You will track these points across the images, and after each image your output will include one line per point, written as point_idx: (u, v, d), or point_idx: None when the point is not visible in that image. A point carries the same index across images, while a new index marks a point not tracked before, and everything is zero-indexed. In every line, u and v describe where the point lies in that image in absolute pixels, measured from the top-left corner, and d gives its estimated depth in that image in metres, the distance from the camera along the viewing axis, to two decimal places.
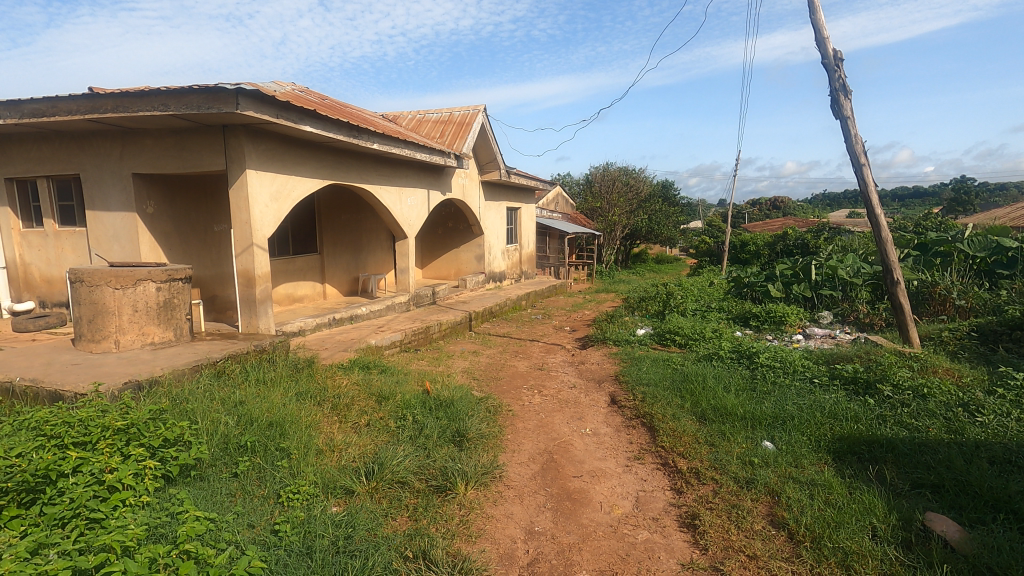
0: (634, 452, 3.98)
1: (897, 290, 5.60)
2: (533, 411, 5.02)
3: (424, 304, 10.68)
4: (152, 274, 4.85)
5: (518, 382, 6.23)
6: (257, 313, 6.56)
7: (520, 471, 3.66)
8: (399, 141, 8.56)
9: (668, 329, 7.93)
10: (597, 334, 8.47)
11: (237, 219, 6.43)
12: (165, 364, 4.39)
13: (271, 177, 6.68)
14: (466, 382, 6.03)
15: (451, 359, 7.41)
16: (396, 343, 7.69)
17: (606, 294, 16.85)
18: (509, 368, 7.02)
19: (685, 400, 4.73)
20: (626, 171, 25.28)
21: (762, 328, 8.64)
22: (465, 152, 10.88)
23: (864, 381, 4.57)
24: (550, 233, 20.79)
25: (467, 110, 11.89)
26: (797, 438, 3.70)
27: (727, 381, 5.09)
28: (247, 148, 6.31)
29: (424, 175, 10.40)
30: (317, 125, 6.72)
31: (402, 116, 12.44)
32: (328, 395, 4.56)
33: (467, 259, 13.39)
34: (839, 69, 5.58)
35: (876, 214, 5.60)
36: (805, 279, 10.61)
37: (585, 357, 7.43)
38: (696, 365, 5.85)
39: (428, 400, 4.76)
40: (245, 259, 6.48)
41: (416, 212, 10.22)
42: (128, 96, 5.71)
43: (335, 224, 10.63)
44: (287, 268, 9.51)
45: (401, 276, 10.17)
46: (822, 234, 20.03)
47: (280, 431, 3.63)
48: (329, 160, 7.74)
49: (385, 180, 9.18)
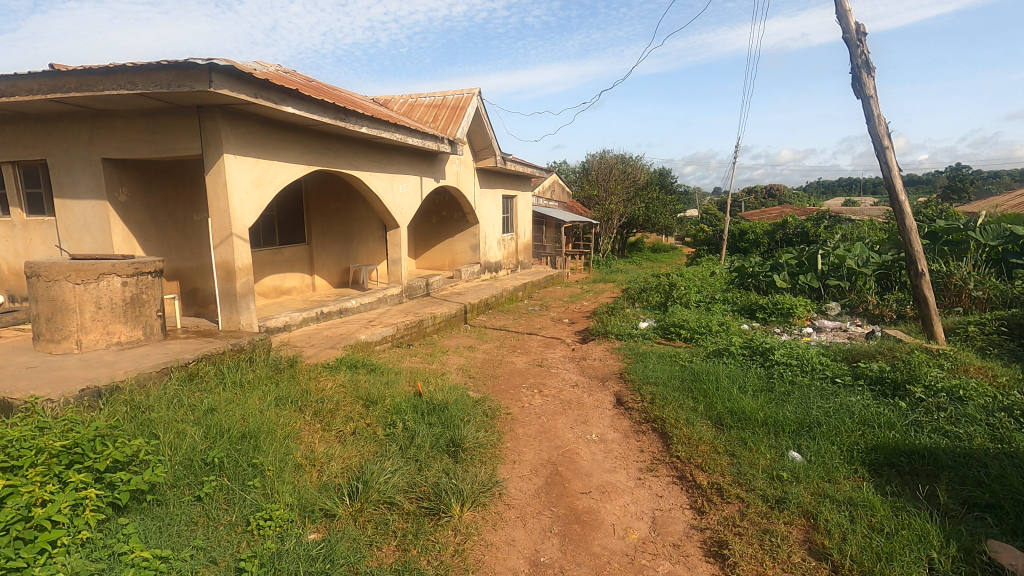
0: (647, 463, 3.63)
1: (922, 282, 5.25)
2: (533, 414, 4.65)
3: (418, 296, 10.30)
4: (117, 267, 4.42)
5: (517, 380, 5.87)
6: (237, 308, 6.13)
7: (523, 486, 3.31)
8: (389, 124, 8.10)
9: (672, 322, 7.58)
10: (598, 328, 8.12)
11: (215, 207, 5.99)
12: (130, 367, 4.00)
13: (251, 163, 6.23)
14: (462, 382, 5.66)
15: (446, 355, 7.04)
16: (388, 339, 7.32)
17: (603, 284, 16.50)
18: (507, 364, 6.65)
19: (699, 403, 4.37)
20: (624, 159, 24.82)
21: (770, 321, 8.31)
22: (459, 138, 10.42)
23: (892, 382, 4.21)
24: (547, 222, 20.38)
25: (461, 94, 11.42)
26: (827, 448, 3.35)
27: (742, 381, 4.74)
28: (224, 131, 5.85)
29: (417, 161, 9.95)
30: (300, 106, 6.26)
31: (393, 101, 11.95)
32: (310, 399, 4.18)
33: (462, 249, 12.97)
34: (863, 45, 5.18)
35: (899, 201, 5.23)
36: (811, 268, 10.28)
37: (587, 353, 7.07)
38: (706, 363, 5.50)
39: (420, 404, 4.38)
40: (224, 251, 6.05)
41: (408, 201, 9.78)
42: (92, 73, 5.24)
43: (324, 213, 10.19)
44: (273, 258, 9.10)
45: (393, 267, 9.73)
46: (822, 223, 19.74)
47: (255, 445, 3.25)
48: (315, 144, 7.29)
49: (375, 166, 8.74)
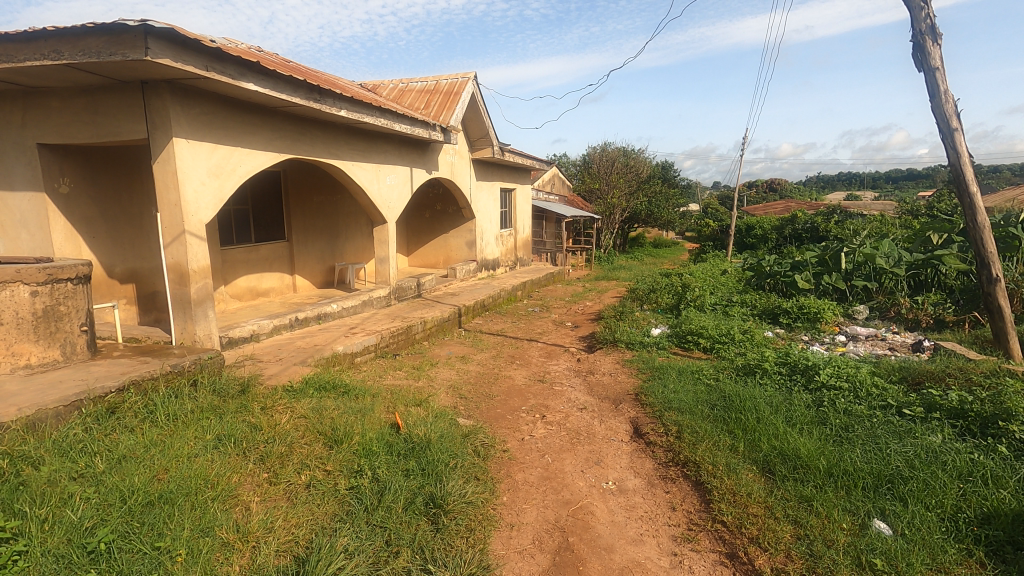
0: (683, 529, 2.83)
1: (996, 289, 4.47)
2: (535, 450, 3.83)
3: (408, 298, 9.47)
4: (23, 274, 3.58)
5: (516, 402, 5.08)
6: (193, 317, 5.29)
7: (524, 571, 2.51)
8: (372, 107, 7.23)
9: (689, 330, 6.78)
10: (606, 335, 7.33)
11: (165, 200, 5.15)
12: (28, 401, 3.17)
13: (208, 149, 5.38)
14: (451, 406, 4.84)
15: (435, 368, 6.23)
16: (370, 350, 6.51)
17: (607, 283, 15.70)
18: (504, 380, 5.85)
19: (739, 441, 3.57)
20: (626, 151, 24.02)
21: (795, 327, 7.52)
22: (453, 125, 9.56)
23: (980, 418, 3.39)
24: (548, 217, 19.56)
25: (455, 78, 10.56)
26: (924, 517, 2.55)
27: (787, 411, 3.92)
28: (174, 110, 5.00)
29: (406, 150, 9.11)
30: (265, 83, 5.41)
31: (383, 86, 11.06)
32: (259, 439, 3.37)
33: (457, 246, 12.15)
34: (928, 7, 4.33)
35: (971, 193, 4.42)
36: (835, 268, 9.49)
37: (595, 365, 6.28)
38: (738, 384, 4.69)
39: (396, 442, 3.56)
40: (177, 251, 5.21)
41: (396, 193, 8.93)
42: (9, 39, 4.35)
43: (305, 206, 9.36)
44: (246, 257, 8.30)
45: (380, 267, 8.86)
46: (833, 219, 19.08)
47: (164, 520, 2.44)
48: (288, 129, 6.44)
49: (359, 155, 7.89)
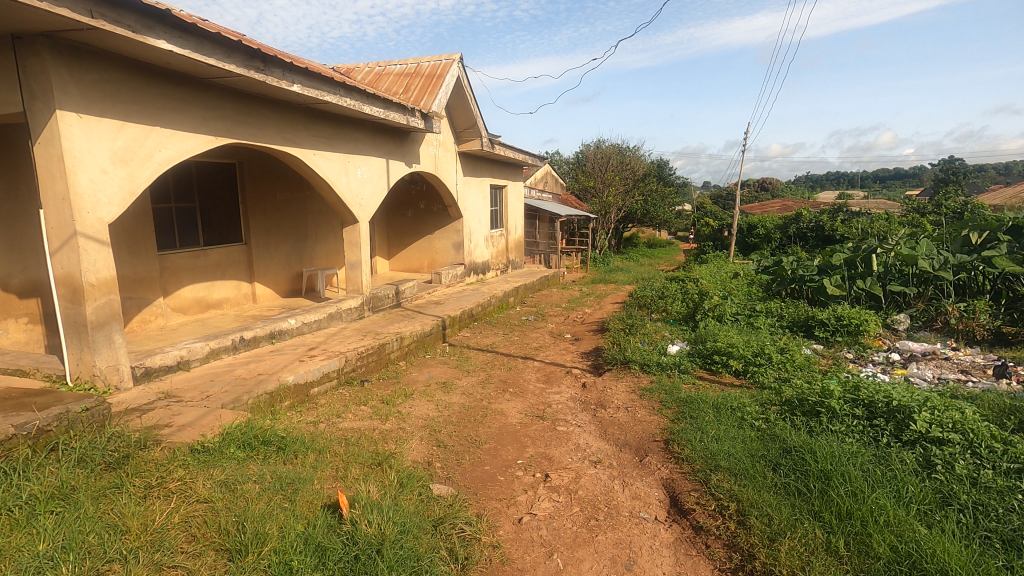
0: None
1: None
2: (538, 546, 2.70)
3: (386, 308, 8.28)
4: None
5: (510, 451, 3.95)
6: (89, 345, 4.07)
7: None
8: (334, 84, 6.04)
9: (715, 349, 5.69)
10: (615, 352, 6.21)
11: (50, 194, 3.94)
12: None
13: (111, 127, 4.17)
14: (425, 462, 3.68)
15: (410, 401, 5.06)
16: (331, 378, 5.32)
17: (605, 286, 14.61)
18: (493, 416, 4.71)
19: (840, 538, 2.45)
20: (621, 148, 23.02)
21: (835, 342, 6.45)
22: (434, 111, 8.40)
23: None
24: (542, 216, 18.41)
25: (438, 61, 9.41)
26: None
27: (892, 481, 2.80)
28: (57, 75, 3.79)
29: (381, 139, 7.94)
30: (184, 43, 4.21)
31: (356, 70, 9.88)
32: (117, 553, 2.19)
33: (442, 248, 10.99)
34: None
35: None
36: (867, 271, 8.44)
37: (605, 394, 5.17)
38: (801, 431, 3.58)
39: (335, 547, 2.41)
40: (68, 259, 4.00)
41: (369, 188, 7.74)
42: None
43: (265, 204, 8.17)
44: (191, 264, 7.09)
45: (351, 273, 7.69)
46: (839, 217, 18.25)
47: None
48: (228, 108, 5.25)
49: (322, 143, 6.71)
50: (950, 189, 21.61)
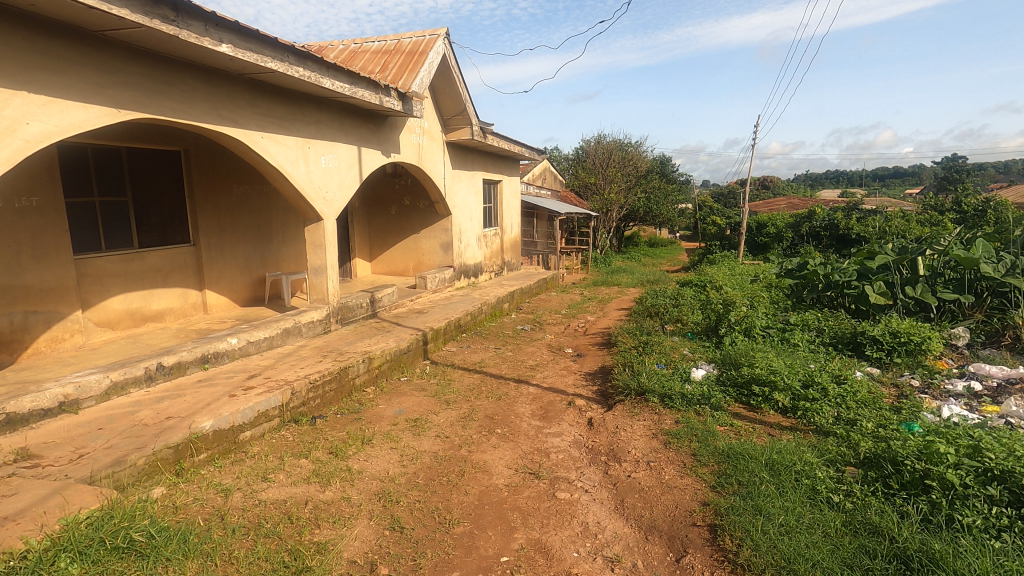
0: None
1: None
2: None
3: (358, 320, 7.13)
4: None
5: (492, 538, 2.82)
6: None
7: None
8: (280, 47, 4.88)
9: (755, 377, 4.55)
10: (628, 378, 5.07)
11: None
12: None
13: None
14: (367, 565, 2.55)
15: (367, 450, 3.92)
16: (270, 418, 4.18)
17: (609, 290, 13.46)
18: (473, 474, 3.57)
19: None
20: (623, 143, 21.86)
21: (892, 364, 5.33)
22: (415, 92, 7.25)
23: None
24: (540, 214, 17.24)
25: (420, 37, 8.26)
26: None
27: None
28: None
29: (350, 123, 6.81)
30: None
31: (329, 48, 8.72)
32: None
33: (428, 249, 9.84)
34: None
35: None
36: (913, 276, 7.30)
37: (619, 438, 4.03)
38: (914, 526, 2.46)
39: None
40: None
41: (337, 180, 6.60)
42: None
43: (219, 200, 7.02)
44: (122, 270, 5.95)
45: (316, 280, 6.53)
46: (855, 214, 17.19)
47: None
48: (136, 73, 4.11)
49: (273, 124, 5.57)
50: (968, 186, 20.57)
